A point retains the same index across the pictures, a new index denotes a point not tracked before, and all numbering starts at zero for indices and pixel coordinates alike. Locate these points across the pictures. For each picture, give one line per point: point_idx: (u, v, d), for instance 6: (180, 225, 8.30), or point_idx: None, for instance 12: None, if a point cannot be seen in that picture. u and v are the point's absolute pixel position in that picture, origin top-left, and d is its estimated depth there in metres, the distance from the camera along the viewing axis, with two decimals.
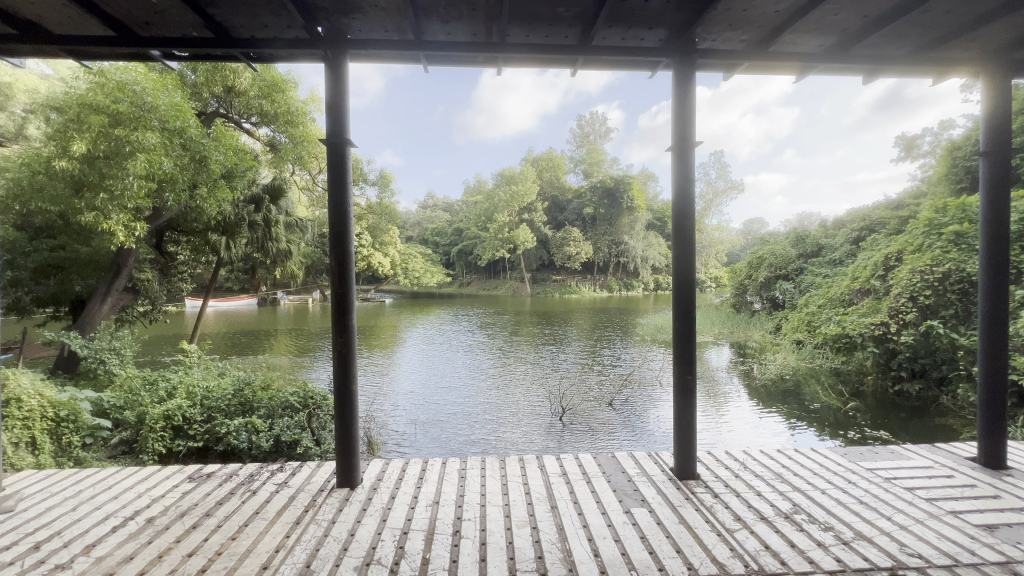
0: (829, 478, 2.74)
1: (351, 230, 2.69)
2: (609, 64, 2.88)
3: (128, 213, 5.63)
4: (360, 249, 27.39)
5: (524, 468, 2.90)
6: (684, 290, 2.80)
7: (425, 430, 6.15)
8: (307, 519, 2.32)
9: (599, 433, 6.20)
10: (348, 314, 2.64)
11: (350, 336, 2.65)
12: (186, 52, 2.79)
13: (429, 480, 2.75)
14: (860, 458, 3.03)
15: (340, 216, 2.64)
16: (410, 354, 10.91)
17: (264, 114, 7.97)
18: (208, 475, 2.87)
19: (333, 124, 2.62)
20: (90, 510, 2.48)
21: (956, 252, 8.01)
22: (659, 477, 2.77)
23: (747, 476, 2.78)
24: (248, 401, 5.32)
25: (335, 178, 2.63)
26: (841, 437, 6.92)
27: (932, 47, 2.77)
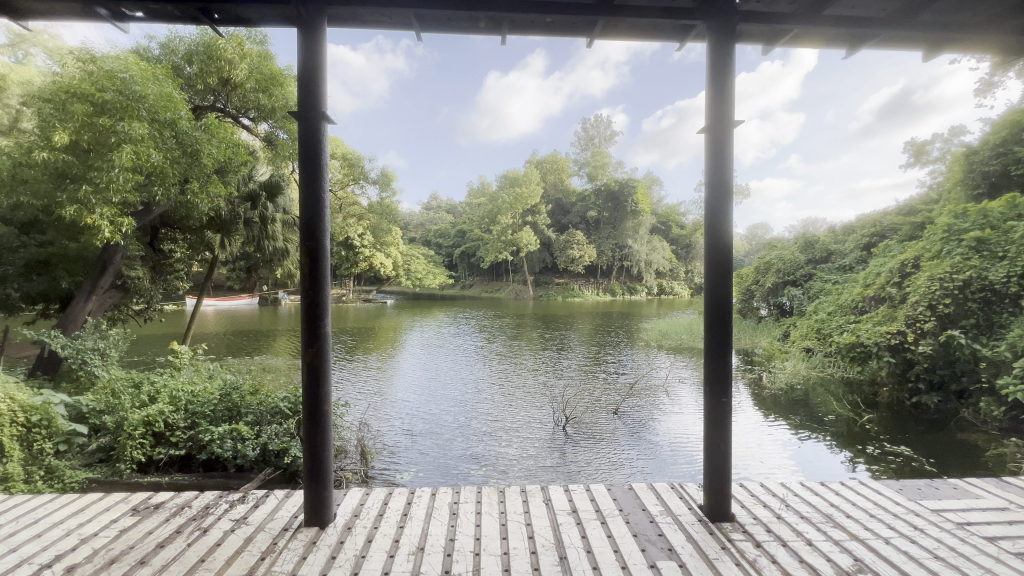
0: (889, 523, 2.45)
1: (325, 219, 2.40)
2: (636, 27, 2.64)
3: (114, 207, 5.37)
4: (362, 249, 27.20)
5: (527, 505, 2.61)
6: (716, 293, 2.53)
7: (420, 441, 5.87)
8: (261, 571, 2.04)
9: (606, 445, 5.85)
10: (322, 319, 2.37)
11: (321, 346, 2.37)
12: (139, 11, 2.57)
13: (416, 518, 2.47)
14: (922, 496, 2.74)
15: (314, 203, 2.36)
16: (411, 359, 10.68)
17: (261, 108, 7.74)
18: (156, 507, 2.63)
19: (305, 98, 2.33)
20: (5, 552, 2.22)
21: (977, 259, 7.72)
22: (686, 518, 2.49)
23: (794, 518, 2.50)
24: (236, 407, 5.04)
25: (308, 161, 2.36)
26: (858, 452, 6.57)
27: (1016, 15, 2.50)
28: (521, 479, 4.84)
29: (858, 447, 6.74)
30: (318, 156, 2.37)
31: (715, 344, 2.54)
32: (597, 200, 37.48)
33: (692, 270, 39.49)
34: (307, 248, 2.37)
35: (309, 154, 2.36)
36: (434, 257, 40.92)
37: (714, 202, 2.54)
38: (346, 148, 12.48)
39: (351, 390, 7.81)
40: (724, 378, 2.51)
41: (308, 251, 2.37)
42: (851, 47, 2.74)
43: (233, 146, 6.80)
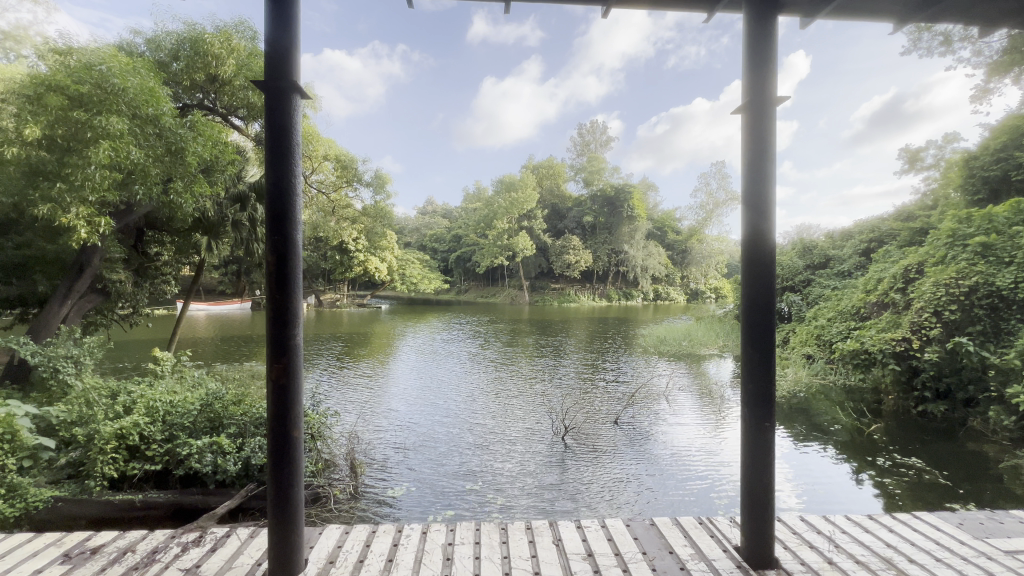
0: (957, 568, 2.25)
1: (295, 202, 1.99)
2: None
3: (90, 206, 5.08)
4: (357, 254, 26.97)
5: (534, 548, 2.37)
6: (755, 298, 2.22)
7: (413, 455, 5.60)
8: None
9: (607, 457, 5.63)
10: (293, 327, 1.97)
11: (290, 358, 1.97)
12: None
13: (404, 565, 2.23)
14: (987, 534, 2.56)
15: (283, 191, 1.96)
16: (404, 367, 10.43)
17: (251, 107, 7.53)
18: (93, 552, 2.41)
19: (273, 54, 1.94)
20: None
21: (983, 264, 7.57)
22: (722, 564, 2.25)
23: (846, 563, 2.28)
24: (219, 418, 4.77)
25: (275, 137, 1.95)
26: (867, 463, 6.35)
27: None
28: (521, 496, 4.60)
29: (865, 457, 6.53)
30: (287, 132, 1.97)
31: (755, 356, 2.23)
32: (593, 205, 37.40)
33: (688, 276, 39.44)
34: (274, 245, 1.99)
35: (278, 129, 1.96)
36: (429, 261, 40.64)
37: (753, 191, 2.25)
38: (339, 149, 12.21)
39: (340, 400, 7.51)
40: (767, 398, 2.21)
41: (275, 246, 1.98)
42: (896, 22, 2.58)
43: (220, 145, 6.55)
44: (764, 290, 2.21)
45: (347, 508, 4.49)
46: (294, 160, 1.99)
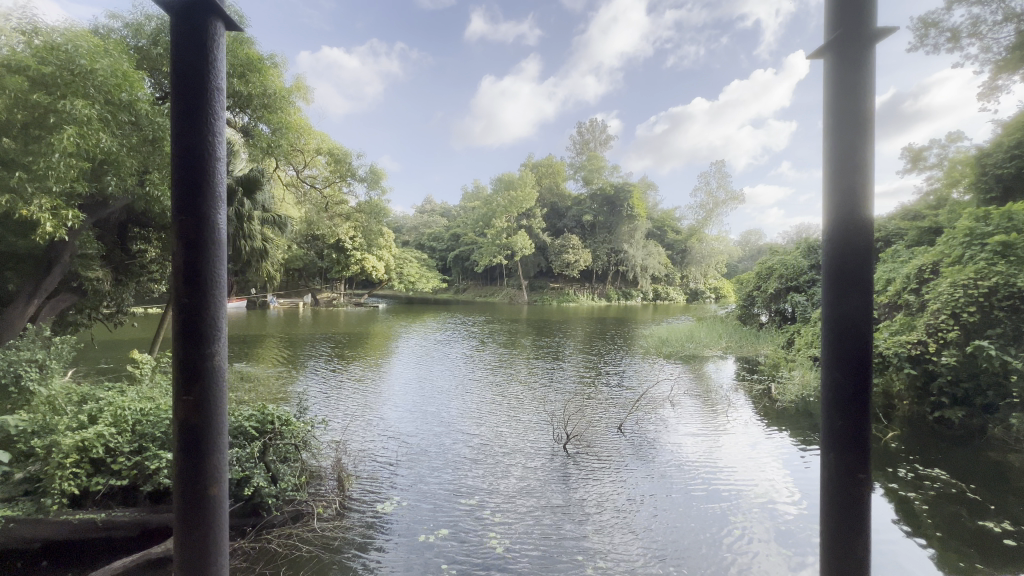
0: None
1: (217, 126, 1.15)
2: None
3: (55, 198, 4.73)
4: (353, 252, 26.70)
5: None
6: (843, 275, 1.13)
7: (407, 466, 5.30)
8: None
9: (613, 469, 5.35)
10: (211, 350, 1.11)
11: (203, 391, 1.10)
12: None
13: None
14: None
15: (193, 162, 1.10)
16: (401, 370, 10.15)
17: (236, 96, 7.40)
18: None
19: None
20: None
21: (1003, 264, 7.20)
22: None
23: None
24: None
25: (183, 78, 1.10)
26: (885, 475, 5.96)
27: None
28: (525, 518, 4.24)
29: (884, 468, 6.16)
30: (205, 67, 1.11)
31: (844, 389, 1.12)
32: (592, 204, 36.86)
33: (687, 275, 39.12)
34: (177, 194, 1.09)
35: (188, 52, 1.10)
36: (427, 260, 40.28)
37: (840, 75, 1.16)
38: (332, 144, 11.83)
39: (331, 407, 7.19)
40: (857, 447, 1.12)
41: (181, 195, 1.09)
42: None
43: None
44: (858, 257, 1.11)
45: (331, 526, 4.15)
46: (214, 116, 1.15)
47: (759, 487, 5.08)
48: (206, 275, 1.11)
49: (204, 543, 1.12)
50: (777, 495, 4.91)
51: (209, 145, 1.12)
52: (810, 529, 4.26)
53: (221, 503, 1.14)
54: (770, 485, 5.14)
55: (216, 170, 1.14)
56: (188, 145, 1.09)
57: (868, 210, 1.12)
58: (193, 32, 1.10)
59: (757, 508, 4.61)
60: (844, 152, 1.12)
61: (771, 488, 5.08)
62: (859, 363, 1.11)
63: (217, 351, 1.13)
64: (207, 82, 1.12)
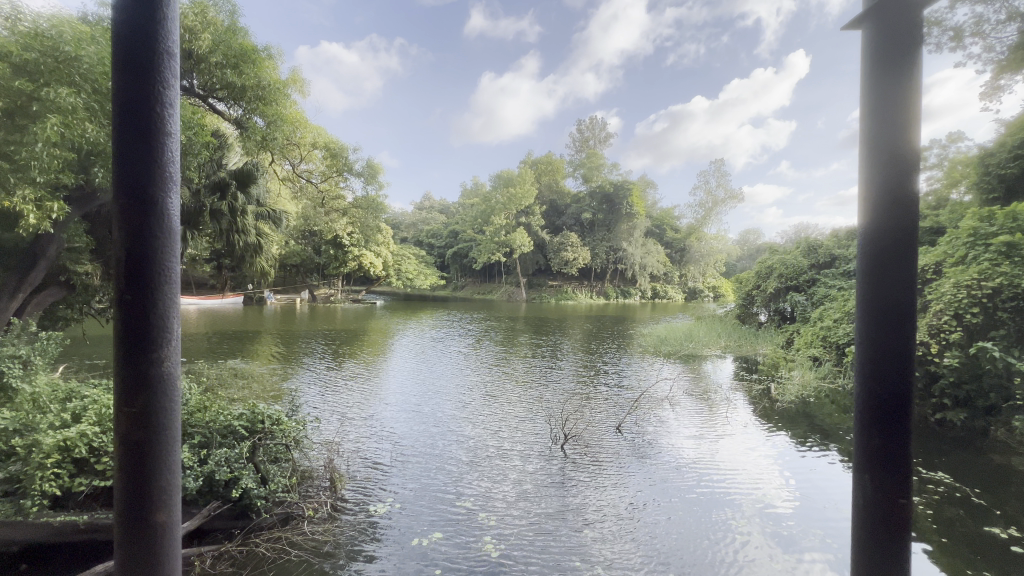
0: None
1: (169, 130, 1.10)
2: None
3: (39, 190, 4.59)
4: (351, 249, 26.56)
5: None
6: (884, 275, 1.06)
7: (403, 466, 5.25)
8: None
9: (610, 471, 5.29)
10: (160, 364, 1.06)
11: (150, 406, 1.05)
12: None
13: None
14: None
15: (142, 167, 1.05)
16: (398, 368, 10.07)
17: (230, 88, 7.25)
18: None
19: None
20: None
21: (1007, 265, 7.11)
22: None
23: None
24: (183, 427, 4.38)
25: (127, 81, 1.06)
26: None
27: None
28: (525, 523, 4.15)
29: None
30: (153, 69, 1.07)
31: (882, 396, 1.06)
32: (591, 202, 36.64)
33: (686, 274, 39.07)
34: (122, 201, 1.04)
35: (135, 30, 1.06)
36: (425, 257, 40.10)
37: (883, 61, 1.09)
38: (329, 138, 11.67)
39: (328, 405, 7.12)
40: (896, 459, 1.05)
41: (127, 202, 1.04)
42: None
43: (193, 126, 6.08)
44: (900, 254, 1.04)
45: (322, 528, 4.05)
46: (166, 118, 1.09)
47: (757, 491, 5.01)
48: (149, 272, 1.04)
49: (152, 564, 1.05)
50: (775, 500, 4.83)
51: (159, 133, 1.07)
52: (811, 535, 4.18)
53: (170, 520, 1.08)
54: (767, 489, 5.06)
55: (169, 178, 1.09)
56: (137, 153, 1.05)
57: (912, 202, 1.05)
58: (140, 10, 1.06)
59: (755, 512, 4.54)
60: (886, 146, 1.06)
61: (769, 492, 5.00)
62: (900, 368, 1.04)
63: (167, 355, 1.07)
64: (158, 73, 1.08)
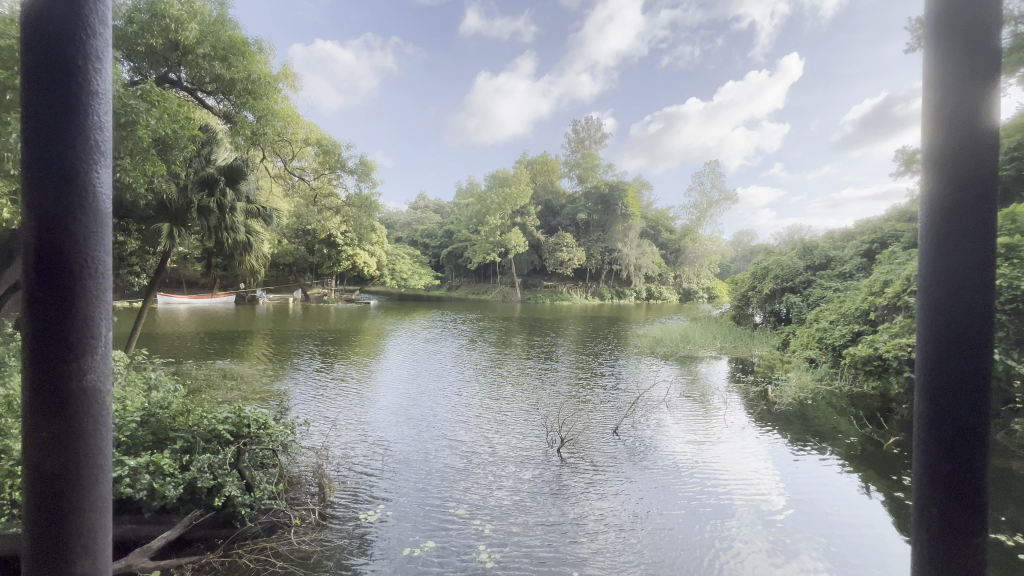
0: None
1: (100, 105, 0.94)
2: None
3: (12, 182, 4.38)
4: (344, 248, 26.34)
5: None
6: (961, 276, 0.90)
7: (395, 472, 5.10)
8: None
9: (608, 476, 5.19)
10: (87, 377, 0.90)
11: (72, 428, 0.89)
12: None
13: None
14: None
15: (64, 146, 0.89)
16: (392, 370, 9.94)
17: (218, 80, 7.07)
18: None
19: None
20: None
21: (1006, 266, 7.03)
22: None
23: None
24: (165, 431, 4.20)
25: (46, 46, 0.90)
26: (883, 482, 5.65)
27: None
28: (523, 531, 4.03)
29: (882, 472, 5.91)
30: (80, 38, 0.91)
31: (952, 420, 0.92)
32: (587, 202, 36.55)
33: (680, 275, 39.13)
34: (37, 186, 0.88)
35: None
36: (420, 257, 39.88)
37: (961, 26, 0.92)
38: (322, 134, 11.45)
39: (320, 408, 6.95)
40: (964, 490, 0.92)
41: (43, 190, 0.88)
42: None
43: (178, 118, 5.90)
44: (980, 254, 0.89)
45: (310, 537, 3.89)
46: (97, 96, 0.94)
47: (755, 496, 4.93)
48: (72, 272, 0.88)
49: None
50: (772, 505, 4.77)
51: (82, 107, 0.91)
52: (812, 543, 4.12)
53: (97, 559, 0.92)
54: (764, 494, 5.00)
55: (101, 162, 0.93)
56: (54, 132, 0.89)
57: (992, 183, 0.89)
58: None
59: (753, 518, 4.48)
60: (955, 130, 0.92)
61: (767, 498, 4.93)
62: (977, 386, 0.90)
63: (95, 365, 0.91)
64: (80, 37, 0.91)
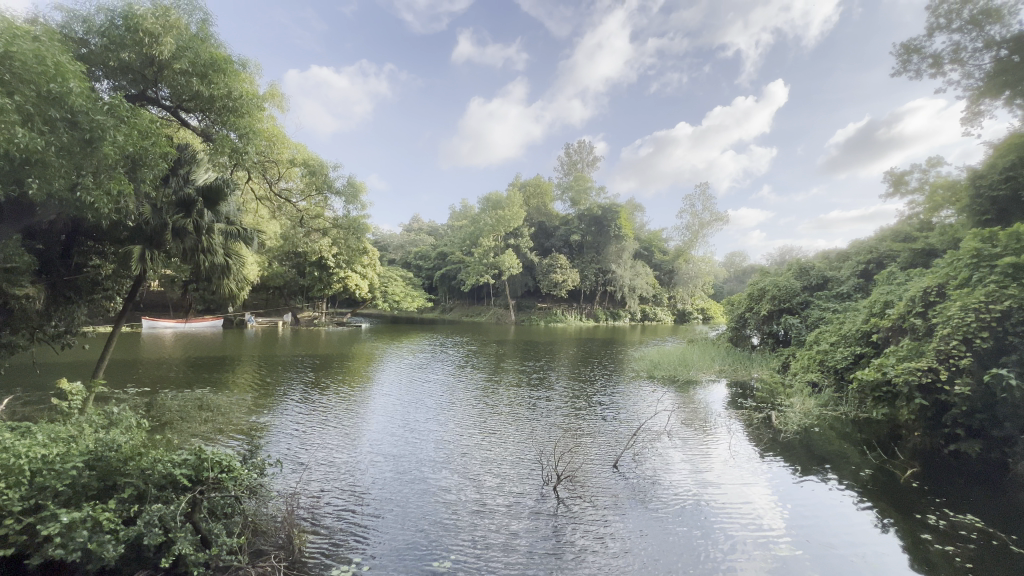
0: None
1: None
2: None
3: None
4: (335, 270, 25.95)
5: None
6: None
7: (373, 523, 4.64)
8: None
9: (611, 524, 4.76)
10: None
11: None
12: None
13: None
14: None
15: None
16: (380, 401, 9.57)
17: (196, 97, 6.81)
18: None
19: None
20: None
21: (1014, 287, 6.77)
22: None
23: None
24: (114, 476, 3.74)
25: None
26: (902, 517, 5.25)
27: None
28: None
29: (899, 506, 5.51)
30: None
31: None
32: (580, 224, 36.67)
33: (674, 296, 38.96)
34: None
35: None
36: (413, 279, 39.47)
37: None
38: (308, 155, 11.17)
39: (298, 446, 6.52)
40: None
41: None
42: None
43: (148, 134, 5.60)
44: None
45: None
46: None
47: (770, 543, 4.56)
48: None
49: None
50: (789, 555, 4.38)
51: None
52: None
53: None
54: (778, 540, 4.62)
55: None
56: None
57: None
58: None
59: (770, 571, 4.09)
60: None
61: (783, 544, 4.56)
62: None
63: None
64: None
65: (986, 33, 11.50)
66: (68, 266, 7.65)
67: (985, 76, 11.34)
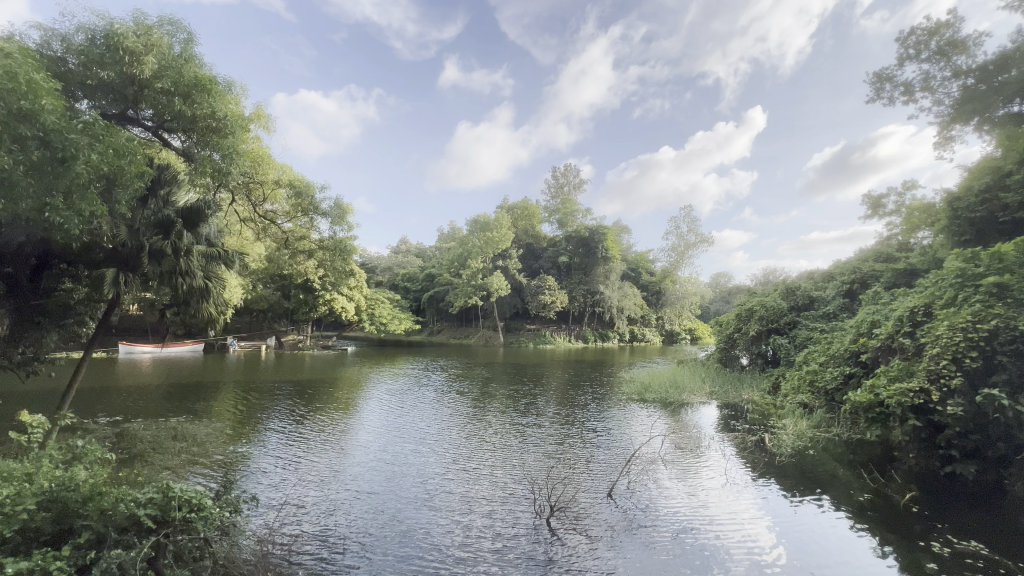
0: None
1: None
2: None
3: None
4: (321, 293, 25.52)
5: None
6: None
7: (353, 570, 4.32)
8: None
9: (607, 563, 4.54)
10: None
11: None
12: None
13: None
14: None
15: None
16: (366, 431, 9.28)
17: (178, 116, 6.67)
18: None
19: None
20: None
21: (1000, 306, 6.81)
22: None
23: None
24: (71, 515, 3.44)
25: None
26: (903, 545, 5.10)
27: None
28: None
29: (898, 532, 5.38)
30: None
31: None
32: (568, 245, 36.86)
33: (663, 317, 39.12)
34: None
35: None
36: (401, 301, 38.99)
37: None
38: (294, 177, 11.02)
39: (276, 482, 6.22)
40: None
41: None
42: None
43: (126, 153, 5.43)
44: None
45: None
46: None
47: None
48: None
49: None
50: None
51: None
52: None
53: None
54: None
55: None
56: None
57: None
58: None
59: None
60: None
61: None
62: None
63: None
64: None
65: (954, 62, 11.96)
66: (36, 291, 7.33)
67: (954, 104, 11.77)
